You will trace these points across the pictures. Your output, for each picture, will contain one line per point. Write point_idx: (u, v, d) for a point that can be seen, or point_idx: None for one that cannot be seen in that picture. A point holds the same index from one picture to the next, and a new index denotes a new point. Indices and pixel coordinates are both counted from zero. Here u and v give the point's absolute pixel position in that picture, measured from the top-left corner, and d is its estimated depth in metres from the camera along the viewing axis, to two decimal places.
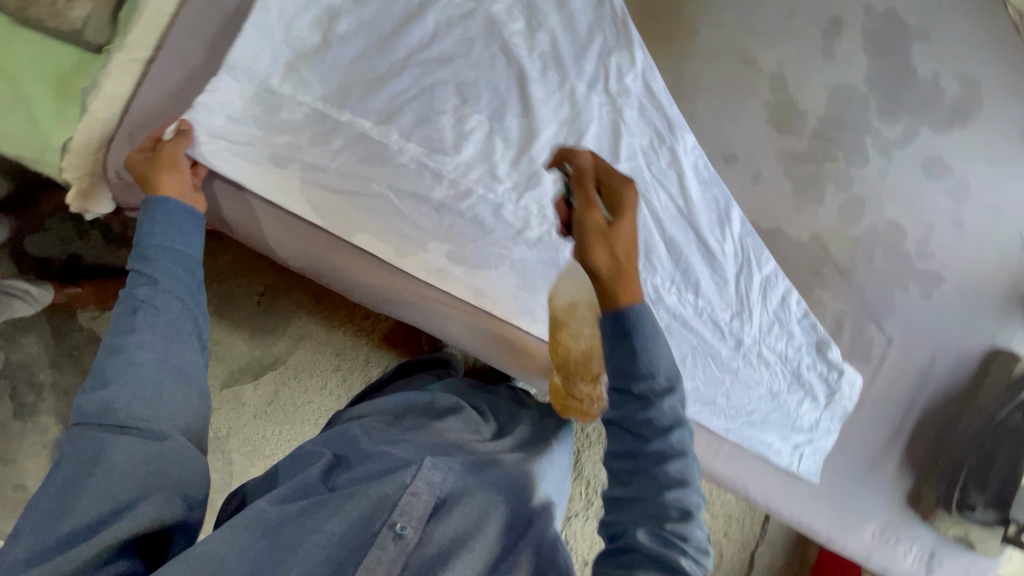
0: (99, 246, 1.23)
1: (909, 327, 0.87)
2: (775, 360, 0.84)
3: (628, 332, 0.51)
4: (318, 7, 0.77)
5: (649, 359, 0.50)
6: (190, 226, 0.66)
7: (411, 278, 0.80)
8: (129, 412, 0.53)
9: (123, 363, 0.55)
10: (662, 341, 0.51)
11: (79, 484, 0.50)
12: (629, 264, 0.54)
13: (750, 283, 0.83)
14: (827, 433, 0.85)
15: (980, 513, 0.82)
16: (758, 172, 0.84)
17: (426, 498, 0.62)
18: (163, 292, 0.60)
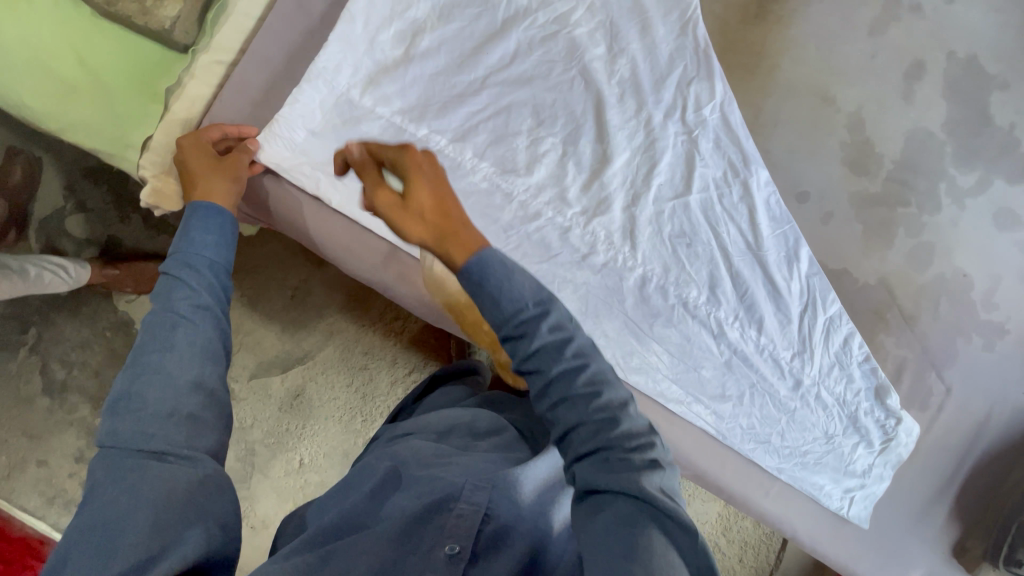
0: (139, 231, 1.23)
1: (969, 378, 0.85)
2: (832, 403, 0.83)
3: (481, 281, 0.50)
4: (402, 21, 0.76)
5: (516, 294, 0.49)
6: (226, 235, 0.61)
7: None
8: (166, 433, 0.48)
9: (157, 377, 0.49)
10: (520, 274, 0.50)
11: (114, 527, 0.44)
12: (440, 209, 0.57)
13: (813, 324, 0.82)
14: (880, 479, 0.84)
15: None
16: (828, 212, 0.83)
17: (471, 520, 0.58)
18: (190, 295, 0.54)
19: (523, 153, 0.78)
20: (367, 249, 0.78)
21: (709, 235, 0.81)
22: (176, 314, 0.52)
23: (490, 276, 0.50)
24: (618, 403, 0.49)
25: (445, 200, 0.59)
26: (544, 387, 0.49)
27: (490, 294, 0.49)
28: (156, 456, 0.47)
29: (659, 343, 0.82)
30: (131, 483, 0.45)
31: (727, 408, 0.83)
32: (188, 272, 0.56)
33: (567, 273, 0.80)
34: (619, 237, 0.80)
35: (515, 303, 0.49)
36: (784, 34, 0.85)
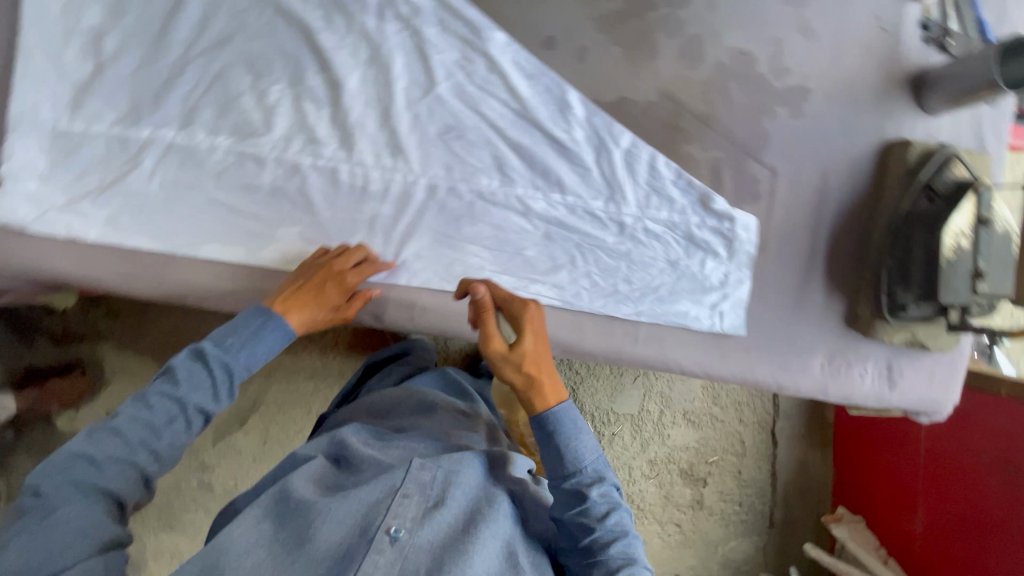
0: (49, 348, 1.26)
1: (788, 151, 0.83)
2: (663, 231, 0.83)
3: (552, 433, 0.66)
4: (80, 34, 0.74)
5: (574, 459, 0.66)
6: (268, 327, 0.66)
7: None
8: (117, 477, 0.55)
9: (132, 431, 0.57)
10: (581, 439, 0.67)
11: (53, 546, 0.50)
12: (546, 376, 0.67)
13: (611, 162, 0.81)
14: (739, 282, 0.83)
15: (915, 310, 0.79)
16: (582, 48, 0.79)
17: (416, 499, 0.67)
18: (202, 397, 0.60)
19: (256, 112, 0.76)
20: (197, 274, 0.77)
21: (475, 119, 0.78)
22: (173, 402, 0.59)
23: (568, 445, 0.67)
24: (587, 488, 0.66)
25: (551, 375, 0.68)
26: (565, 505, 0.68)
27: (567, 459, 0.66)
28: (84, 485, 0.54)
29: (473, 245, 0.81)
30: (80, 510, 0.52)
31: (565, 278, 0.83)
32: (219, 369, 0.62)
33: (352, 214, 0.78)
34: (388, 155, 0.78)
35: (577, 468, 0.67)
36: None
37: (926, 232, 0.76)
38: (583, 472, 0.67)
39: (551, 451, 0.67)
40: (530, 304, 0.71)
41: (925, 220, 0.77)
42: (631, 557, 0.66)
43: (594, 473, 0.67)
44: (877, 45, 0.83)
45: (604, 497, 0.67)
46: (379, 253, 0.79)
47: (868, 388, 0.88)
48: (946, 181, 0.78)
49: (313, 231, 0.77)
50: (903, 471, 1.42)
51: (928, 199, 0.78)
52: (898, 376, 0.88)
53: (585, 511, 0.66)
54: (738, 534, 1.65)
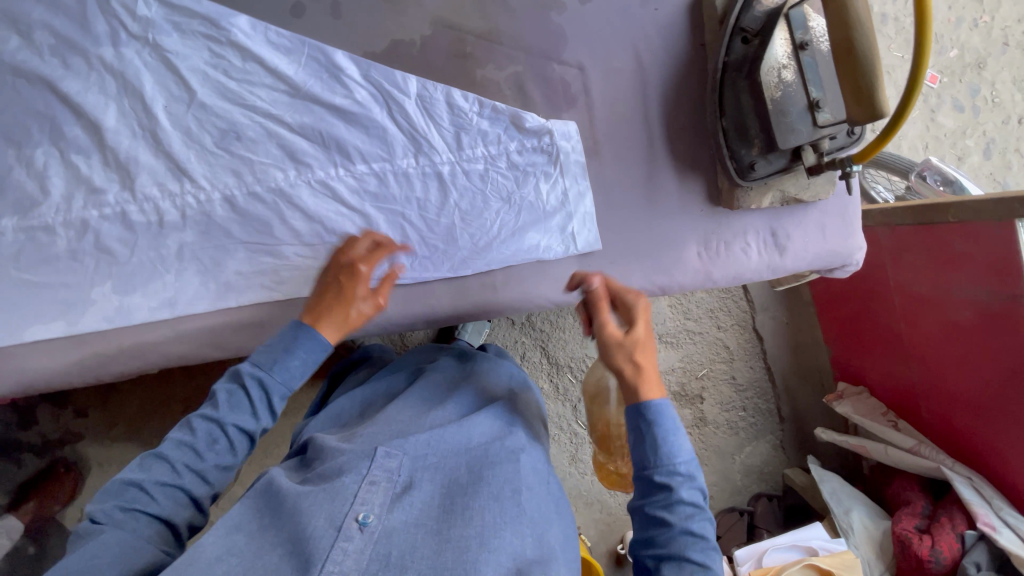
0: (32, 465, 1.23)
1: (589, 41, 0.76)
2: (485, 168, 0.78)
3: (651, 423, 0.55)
4: None
5: (669, 450, 0.55)
6: (309, 347, 0.65)
7: (183, 318, 0.75)
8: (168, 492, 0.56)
9: (178, 454, 0.57)
10: (683, 433, 0.56)
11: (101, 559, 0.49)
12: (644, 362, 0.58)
13: (406, 113, 0.75)
14: (580, 195, 0.78)
15: (766, 167, 0.72)
16: (334, 2, 0.72)
17: (385, 485, 0.60)
18: (243, 419, 0.61)
19: (32, 183, 0.73)
20: (67, 354, 0.75)
21: (249, 115, 0.73)
22: (213, 420, 0.59)
23: (661, 439, 0.55)
24: (679, 483, 0.54)
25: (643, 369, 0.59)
26: (647, 496, 0.56)
27: (657, 448, 0.55)
28: (135, 514, 0.53)
29: (290, 248, 0.76)
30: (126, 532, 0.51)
31: (401, 251, 0.79)
32: (255, 387, 0.62)
33: (157, 251, 0.75)
34: (172, 181, 0.74)
35: (669, 462, 0.55)
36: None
37: (748, 78, 0.69)
38: (679, 466, 0.55)
39: (641, 439, 0.56)
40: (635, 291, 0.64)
41: (741, 69, 0.70)
42: (705, 565, 0.53)
43: (685, 471, 0.55)
44: None
45: (692, 501, 0.55)
46: (197, 286, 0.75)
47: (756, 262, 0.81)
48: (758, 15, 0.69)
49: (123, 281, 0.75)
50: (888, 330, 1.32)
51: (745, 41, 0.70)
52: (786, 240, 0.81)
53: (669, 505, 0.54)
54: (751, 438, 1.55)
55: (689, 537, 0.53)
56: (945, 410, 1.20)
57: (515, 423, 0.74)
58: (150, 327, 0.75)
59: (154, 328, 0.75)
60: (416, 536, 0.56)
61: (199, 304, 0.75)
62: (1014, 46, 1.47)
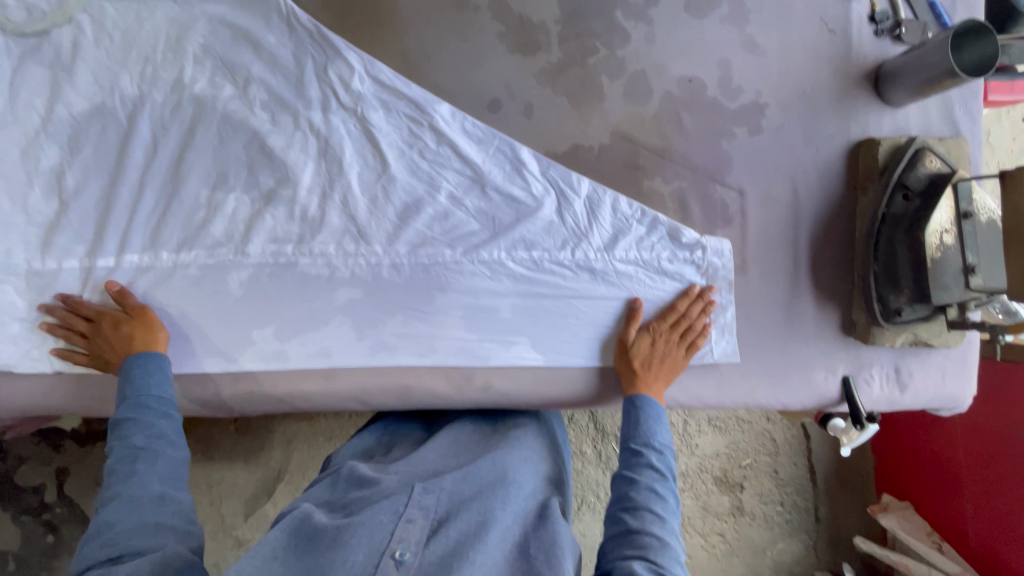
0: (75, 450, 1.16)
1: (753, 170, 0.81)
2: (635, 269, 0.81)
3: (637, 407, 0.73)
4: (42, 176, 0.77)
5: (647, 427, 0.71)
6: (152, 369, 0.69)
7: (334, 370, 0.78)
8: (146, 488, 0.59)
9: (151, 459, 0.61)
10: (662, 423, 0.72)
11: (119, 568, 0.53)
12: (647, 371, 0.77)
13: (574, 211, 0.81)
14: (724, 307, 0.81)
15: (911, 313, 0.76)
16: (528, 104, 0.80)
17: (422, 523, 0.60)
18: (168, 422, 0.65)
19: (217, 224, 0.77)
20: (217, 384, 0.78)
21: (432, 193, 0.80)
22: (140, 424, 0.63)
23: (644, 419, 0.72)
24: (649, 453, 0.69)
25: (667, 358, 0.78)
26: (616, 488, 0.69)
27: (638, 424, 0.71)
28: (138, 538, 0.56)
29: (443, 317, 0.79)
30: (127, 539, 0.55)
31: (545, 335, 0.81)
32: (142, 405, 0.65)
33: (321, 301, 0.78)
34: (350, 241, 0.78)
35: (647, 436, 0.70)
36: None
37: (908, 232, 0.74)
38: (652, 444, 0.70)
39: (629, 418, 0.73)
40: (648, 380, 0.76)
41: (902, 221, 0.75)
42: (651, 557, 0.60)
43: (656, 446, 0.69)
44: (827, 51, 0.81)
45: (660, 469, 0.68)
46: (353, 340, 0.78)
47: (880, 394, 0.85)
48: (920, 177, 0.75)
49: (285, 325, 0.78)
50: (937, 450, 1.25)
51: (904, 197, 0.75)
52: (909, 377, 0.84)
53: (632, 483, 0.67)
54: (786, 535, 1.43)
55: (652, 493, 0.65)
56: (996, 542, 1.11)
57: (549, 468, 0.76)
58: (305, 375, 0.78)
59: (308, 375, 0.78)
60: (445, 567, 0.56)
61: (351, 358, 0.78)
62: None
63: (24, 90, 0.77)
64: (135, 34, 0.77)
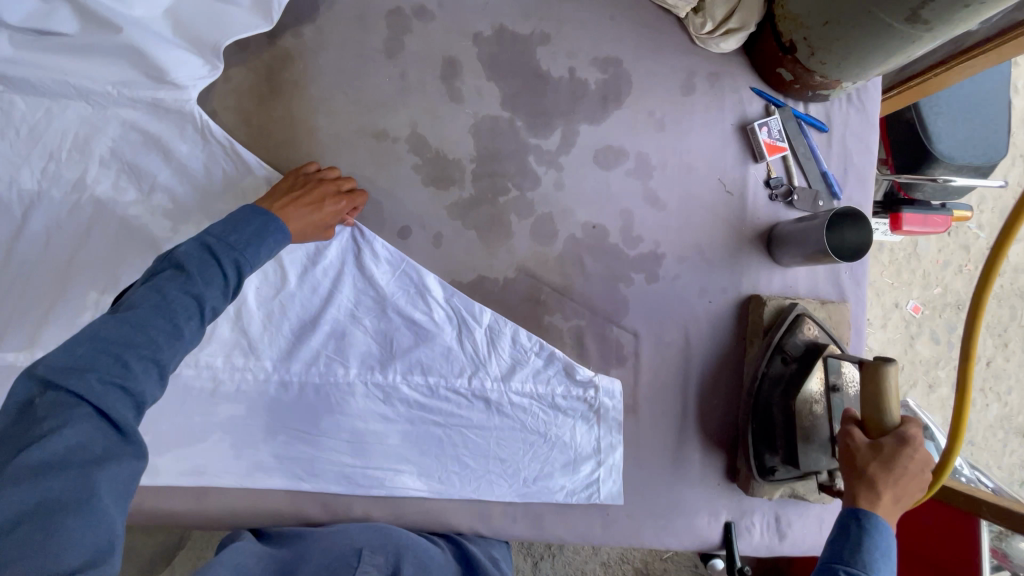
0: None
1: (650, 315, 0.84)
2: (529, 402, 0.82)
3: (860, 525, 0.65)
4: None
5: (870, 555, 0.63)
6: (270, 241, 0.64)
7: (208, 489, 0.76)
8: (135, 386, 0.51)
9: (155, 329, 0.53)
10: (889, 562, 0.63)
11: (54, 491, 0.44)
12: (901, 479, 0.65)
13: (474, 340, 0.82)
14: (612, 447, 0.82)
15: (784, 471, 0.79)
16: (438, 234, 0.82)
17: None
18: (217, 294, 0.58)
19: None
20: None
21: (330, 312, 0.79)
22: (160, 296, 0.54)
23: (870, 544, 0.63)
24: None
25: (919, 473, 0.66)
26: None
27: (863, 551, 0.63)
28: (71, 445, 0.46)
29: (329, 441, 0.78)
30: (91, 438, 0.47)
31: (433, 464, 0.80)
32: (230, 263, 0.59)
33: (204, 415, 0.77)
34: (241, 356, 0.77)
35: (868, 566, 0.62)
36: (304, 73, 0.79)
37: (782, 396, 0.78)
38: None
39: (848, 536, 0.64)
40: (908, 488, 0.65)
41: (778, 383, 0.79)
42: None
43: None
44: (725, 210, 0.86)
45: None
46: (230, 458, 0.76)
47: (761, 540, 0.86)
48: (796, 343, 0.80)
49: (160, 439, 0.75)
50: None
51: (781, 360, 0.80)
52: (788, 526, 0.86)
53: None
54: None
55: None
56: None
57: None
58: (175, 492, 0.75)
59: (178, 494, 0.76)
60: None
61: (225, 478, 0.76)
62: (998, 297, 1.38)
63: None
64: (41, 131, 0.76)
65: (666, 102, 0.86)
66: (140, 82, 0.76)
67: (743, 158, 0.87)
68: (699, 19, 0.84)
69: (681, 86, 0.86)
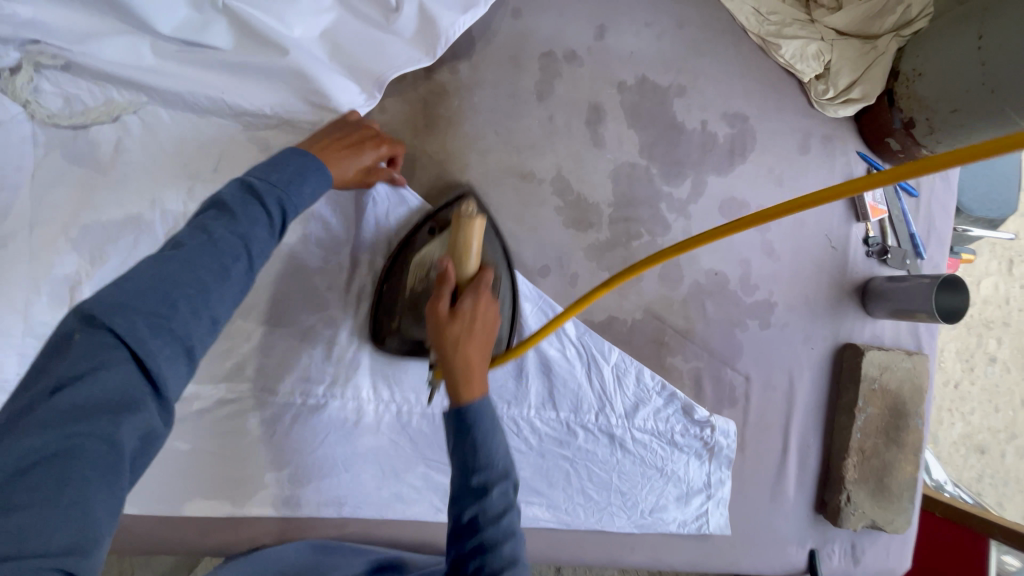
0: None
1: (759, 359, 0.90)
2: (649, 438, 0.87)
3: (467, 424, 0.58)
4: (51, 283, 0.70)
5: (485, 453, 0.57)
6: (314, 180, 0.61)
7: (348, 519, 0.76)
8: (180, 326, 0.46)
9: (204, 272, 0.49)
10: (492, 439, 0.58)
11: (84, 439, 0.41)
12: (462, 336, 0.64)
13: (602, 377, 0.85)
14: (722, 482, 0.88)
15: (851, 504, 0.90)
16: (574, 274, 0.84)
17: None
18: (261, 230, 0.54)
19: (248, 359, 0.74)
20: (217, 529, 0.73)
21: None
22: (203, 234, 0.51)
23: (476, 439, 0.57)
24: (490, 487, 0.56)
25: (463, 345, 0.63)
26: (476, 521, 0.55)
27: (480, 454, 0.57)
28: (101, 391, 0.42)
29: None
30: (124, 382, 0.43)
31: (559, 496, 0.84)
32: (275, 206, 0.56)
33: (346, 447, 0.77)
34: (384, 388, 0.78)
35: (488, 463, 0.56)
36: (458, 110, 0.80)
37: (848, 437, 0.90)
38: (486, 473, 0.56)
39: (455, 441, 0.58)
40: (470, 345, 0.63)
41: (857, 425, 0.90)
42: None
43: (501, 472, 0.57)
44: (827, 264, 0.93)
45: (502, 502, 0.56)
46: (371, 490, 0.77)
47: (839, 565, 0.95)
48: (449, 213, 0.75)
49: (302, 471, 0.75)
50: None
51: (431, 229, 0.75)
52: (863, 553, 0.95)
53: (478, 511, 0.55)
54: None
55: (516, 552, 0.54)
56: None
57: None
58: (318, 523, 0.76)
59: (317, 524, 0.76)
60: None
61: (365, 510, 0.76)
62: (965, 326, 1.43)
63: (48, 190, 0.70)
64: (189, 150, 0.73)
65: (784, 159, 0.91)
66: (298, 106, 0.74)
67: (845, 217, 0.94)
68: (822, 86, 0.90)
69: (798, 146, 0.92)
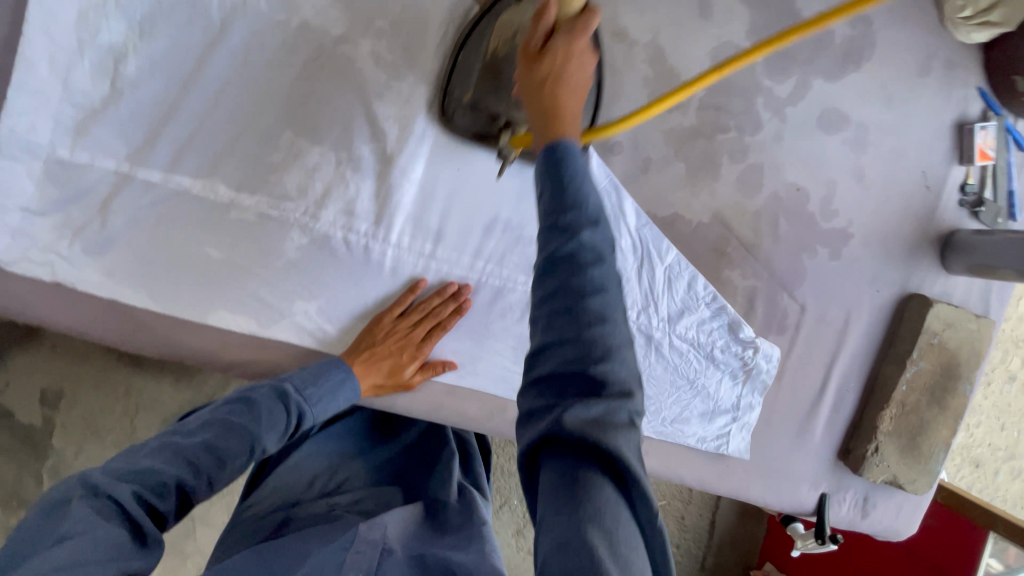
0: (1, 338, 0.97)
1: (820, 291, 0.84)
2: (687, 348, 0.83)
3: (560, 161, 0.41)
4: (96, 50, 0.63)
5: (577, 189, 0.40)
6: (340, 391, 0.68)
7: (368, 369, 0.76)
8: (149, 468, 0.52)
9: (192, 451, 0.55)
10: (594, 184, 0.41)
11: (88, 567, 0.44)
12: (555, 90, 0.44)
13: (652, 277, 0.79)
14: (750, 407, 0.85)
15: (877, 456, 0.86)
16: (647, 159, 0.77)
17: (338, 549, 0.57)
18: (272, 433, 0.61)
19: (292, 177, 0.69)
20: (240, 346, 0.71)
21: (526, 214, 0.74)
22: (239, 432, 0.58)
23: (567, 177, 0.41)
24: (582, 229, 0.40)
25: (569, 80, 0.44)
26: (550, 265, 0.40)
27: (570, 193, 0.40)
28: (102, 521, 0.47)
29: (494, 343, 0.77)
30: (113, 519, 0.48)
31: None
32: (294, 409, 0.64)
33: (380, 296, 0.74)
34: (427, 239, 0.73)
35: (578, 203, 0.40)
36: None
37: (893, 387, 0.85)
38: (582, 208, 0.40)
39: (544, 180, 0.41)
40: (573, 59, 0.44)
41: (907, 377, 0.85)
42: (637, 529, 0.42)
43: (593, 216, 0.40)
44: (916, 204, 0.85)
45: (593, 249, 0.40)
46: None
47: (846, 515, 0.93)
48: None
49: (332, 303, 0.72)
50: None
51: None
52: (873, 508, 0.92)
53: (566, 256, 0.39)
54: None
55: (597, 250, 0.40)
56: None
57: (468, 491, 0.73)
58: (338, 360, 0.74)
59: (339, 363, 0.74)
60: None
61: None
62: None
63: None
64: None
65: (900, 76, 0.82)
66: None
67: (949, 156, 0.85)
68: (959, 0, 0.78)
69: (918, 65, 0.82)
